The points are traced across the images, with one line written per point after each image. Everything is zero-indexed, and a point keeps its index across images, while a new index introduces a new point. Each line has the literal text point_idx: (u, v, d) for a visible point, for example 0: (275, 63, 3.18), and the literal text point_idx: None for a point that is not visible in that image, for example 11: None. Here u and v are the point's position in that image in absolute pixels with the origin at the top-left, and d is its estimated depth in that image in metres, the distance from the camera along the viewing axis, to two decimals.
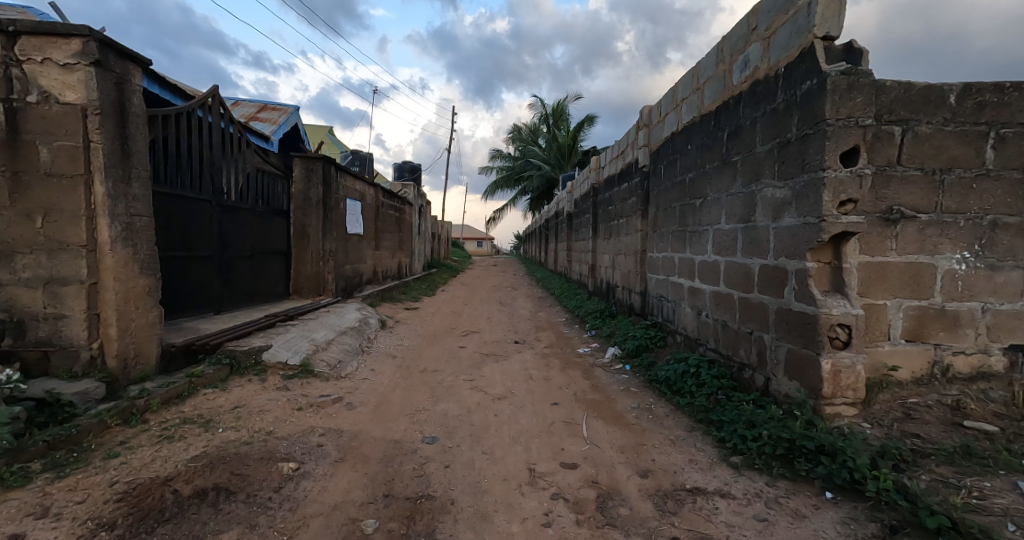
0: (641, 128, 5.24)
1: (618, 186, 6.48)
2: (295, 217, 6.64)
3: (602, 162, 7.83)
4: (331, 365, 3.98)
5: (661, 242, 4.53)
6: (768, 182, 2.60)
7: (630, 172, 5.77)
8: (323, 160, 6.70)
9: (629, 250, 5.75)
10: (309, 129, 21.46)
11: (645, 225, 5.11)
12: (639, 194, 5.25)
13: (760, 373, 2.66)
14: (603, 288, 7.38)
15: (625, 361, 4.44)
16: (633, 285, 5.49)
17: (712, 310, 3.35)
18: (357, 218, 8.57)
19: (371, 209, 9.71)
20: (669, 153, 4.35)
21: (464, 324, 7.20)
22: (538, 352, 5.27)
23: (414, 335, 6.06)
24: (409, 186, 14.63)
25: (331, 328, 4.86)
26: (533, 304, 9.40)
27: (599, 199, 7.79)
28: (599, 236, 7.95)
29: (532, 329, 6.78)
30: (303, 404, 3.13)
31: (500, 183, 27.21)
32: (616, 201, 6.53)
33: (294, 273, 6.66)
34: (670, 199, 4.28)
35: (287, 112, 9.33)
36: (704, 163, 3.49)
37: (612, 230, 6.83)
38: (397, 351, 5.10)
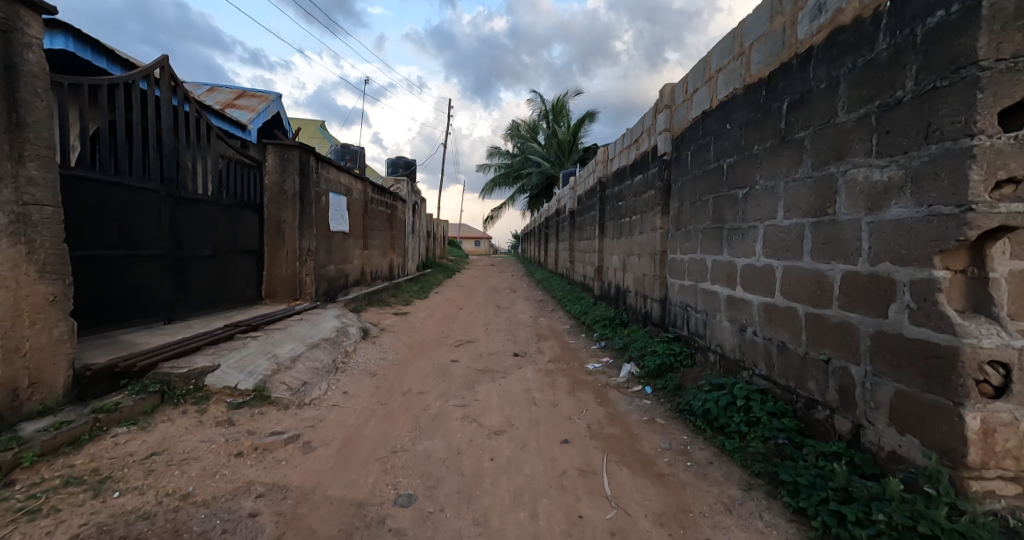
0: (660, 111, 4.58)
1: (630, 180, 5.82)
2: (268, 212, 5.95)
3: (610, 154, 7.17)
4: (293, 389, 3.30)
5: (688, 242, 3.87)
6: (858, 160, 1.95)
7: (646, 163, 5.10)
8: (301, 149, 6.02)
9: (645, 251, 5.09)
10: (300, 123, 20.69)
11: (665, 221, 4.46)
12: (657, 186, 4.59)
13: (845, 417, 2.00)
14: (611, 293, 6.72)
15: (645, 382, 3.78)
16: (649, 290, 4.84)
17: (763, 326, 2.69)
18: (342, 214, 7.89)
19: (359, 205, 9.03)
20: (699, 137, 3.69)
21: (458, 332, 6.54)
22: (541, 368, 4.61)
23: (402, 346, 5.39)
24: (403, 183, 13.94)
25: (301, 341, 4.18)
26: (534, 308, 8.75)
27: (607, 195, 7.14)
28: (606, 235, 7.29)
29: (533, 339, 6.11)
30: (246, 447, 2.44)
31: (498, 181, 26.54)
32: (628, 196, 5.87)
33: (268, 274, 5.97)
34: (701, 191, 3.62)
35: (267, 100, 8.71)
36: (751, 144, 2.83)
37: (623, 228, 6.17)
38: (379, 366, 4.42)
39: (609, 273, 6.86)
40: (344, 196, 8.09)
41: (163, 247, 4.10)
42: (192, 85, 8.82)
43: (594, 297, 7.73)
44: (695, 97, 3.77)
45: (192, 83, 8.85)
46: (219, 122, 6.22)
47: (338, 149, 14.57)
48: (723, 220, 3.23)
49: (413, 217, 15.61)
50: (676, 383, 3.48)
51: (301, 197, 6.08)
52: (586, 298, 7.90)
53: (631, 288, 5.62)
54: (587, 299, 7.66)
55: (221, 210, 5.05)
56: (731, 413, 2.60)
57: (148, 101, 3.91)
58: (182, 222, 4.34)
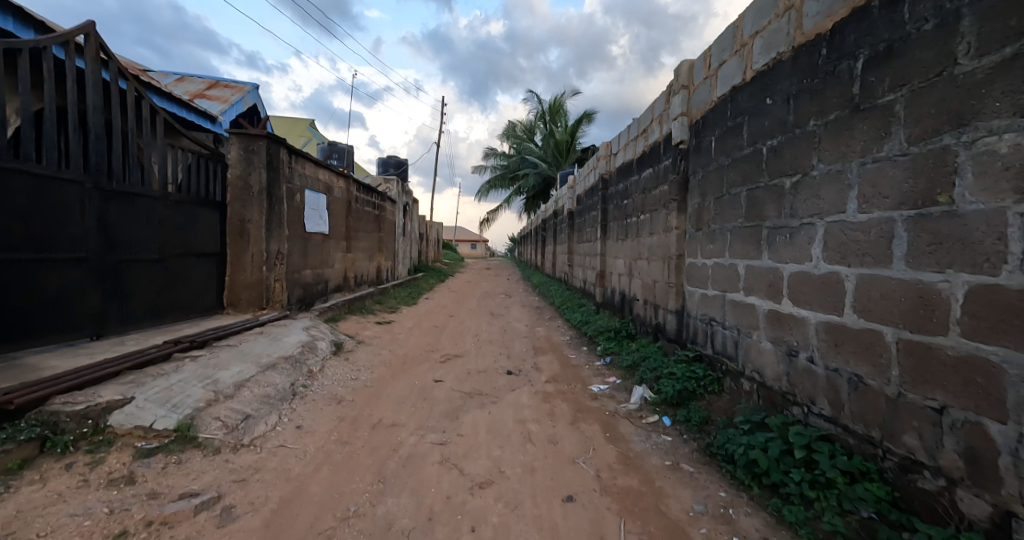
0: (674, 94, 3.99)
1: (638, 175, 5.22)
2: (231, 211, 5.33)
3: (613, 149, 6.58)
4: (230, 425, 2.65)
5: (713, 244, 3.27)
6: (997, 124, 1.38)
7: (658, 155, 4.51)
8: (269, 139, 5.41)
9: (656, 255, 4.50)
10: (288, 122, 20.01)
11: (681, 221, 3.86)
12: (673, 181, 4.00)
13: (982, 497, 1.40)
14: (616, 301, 6.12)
15: (662, 412, 3.17)
16: (662, 300, 4.23)
17: (822, 352, 2.09)
18: (319, 213, 7.27)
19: (341, 205, 8.41)
20: (726, 118, 3.09)
21: (446, 344, 5.91)
22: (537, 391, 3.99)
23: (380, 362, 4.77)
24: (392, 183, 13.32)
25: (254, 361, 3.55)
26: (531, 316, 8.13)
27: (610, 192, 6.55)
28: (609, 238, 6.69)
29: (528, 353, 5.49)
30: (135, 524, 1.79)
31: (494, 182, 25.95)
32: (636, 193, 5.28)
33: (230, 280, 5.33)
34: (730, 182, 3.03)
35: (241, 91, 8.28)
36: (806, 119, 2.23)
37: (629, 229, 5.57)
38: (348, 390, 3.78)
39: (614, 280, 6.27)
40: (323, 194, 7.46)
41: (90, 250, 3.47)
42: (160, 75, 8.18)
43: (596, 305, 7.13)
44: (722, 72, 3.18)
45: (159, 73, 8.21)
46: (179, 110, 5.58)
47: (325, 148, 13.93)
48: (761, 216, 2.63)
49: (404, 219, 14.99)
50: (702, 415, 2.86)
51: (269, 193, 5.46)
52: (586, 306, 7.29)
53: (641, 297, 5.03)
54: (587, 308, 7.06)
55: (170, 207, 4.42)
56: (785, 467, 1.98)
57: (70, 73, 3.28)
58: (116, 220, 3.71)
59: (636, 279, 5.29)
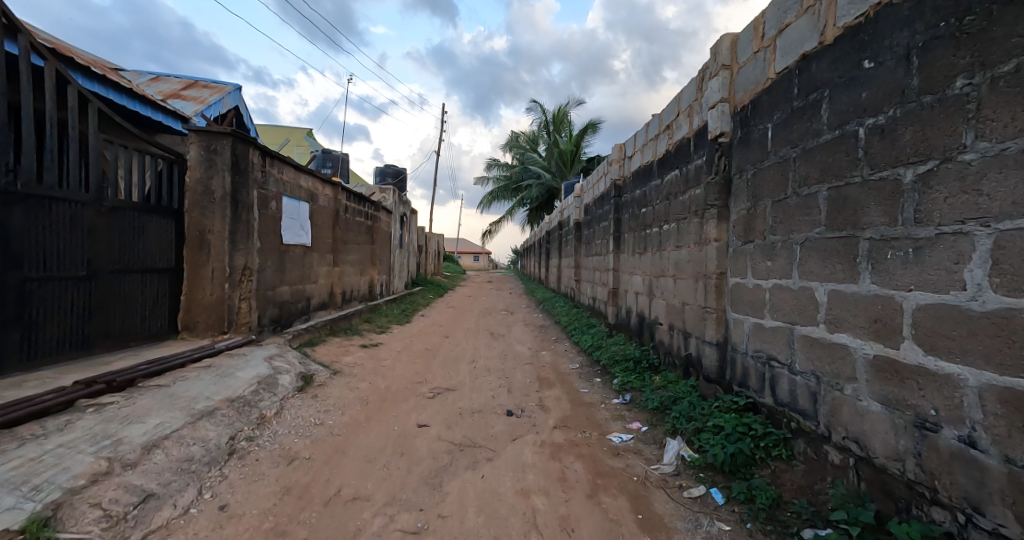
0: (711, 77, 3.30)
1: (663, 178, 4.51)
2: (190, 220, 4.64)
3: (628, 152, 5.89)
4: (115, 515, 1.90)
5: (772, 263, 2.54)
6: None
7: (690, 153, 3.79)
8: (235, 138, 4.74)
9: (689, 272, 3.76)
10: (286, 131, 19.52)
11: (722, 232, 3.13)
12: (710, 184, 3.28)
13: None
14: (634, 324, 5.36)
15: (711, 483, 2.41)
16: (700, 328, 3.48)
17: (994, 434, 1.36)
18: (298, 222, 6.60)
19: (327, 214, 7.73)
20: (791, 98, 2.38)
21: (437, 373, 5.17)
22: (544, 442, 3.23)
23: (356, 400, 4.03)
24: (388, 192, 12.70)
25: (185, 409, 2.81)
26: (534, 338, 7.40)
27: (625, 200, 5.85)
28: (624, 252, 5.96)
29: (531, 387, 4.73)
30: None
31: (497, 194, 25.38)
32: (659, 200, 4.56)
33: (186, 300, 4.62)
34: (798, 180, 2.31)
35: (221, 92, 7.73)
36: (947, 78, 1.52)
37: (649, 242, 4.85)
38: (307, 442, 3.04)
39: (631, 300, 5.54)
40: (304, 202, 6.79)
41: None
42: (132, 75, 7.60)
43: (610, 327, 6.38)
44: (782, 41, 2.48)
45: (132, 72, 7.63)
46: (135, 106, 4.93)
47: (319, 156, 13.32)
48: (856, 224, 1.90)
49: (401, 230, 14.33)
50: (771, 495, 2.09)
51: (234, 199, 4.77)
52: (598, 328, 6.54)
53: (668, 321, 4.29)
54: (599, 331, 6.30)
55: (106, 216, 3.76)
56: None
57: None
58: (19, 229, 3.08)
59: (660, 301, 4.54)
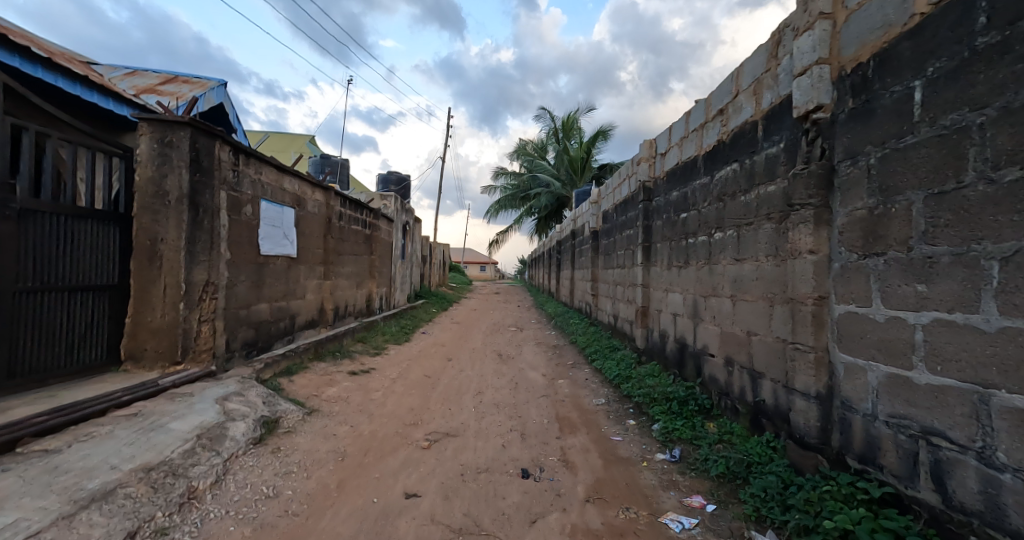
0: (797, 36, 2.48)
1: (714, 176, 3.66)
2: (139, 226, 3.87)
3: (660, 149, 5.09)
4: None
5: (930, 288, 1.67)
6: None
7: (760, 140, 2.95)
8: (195, 128, 3.96)
9: (761, 294, 2.90)
10: (289, 138, 18.99)
11: (819, 241, 2.28)
12: (798, 176, 2.43)
13: None
14: (673, 353, 4.48)
15: None
16: (784, 371, 2.60)
17: None
18: (280, 230, 5.83)
19: (316, 222, 6.98)
20: (976, 29, 1.52)
21: (436, 411, 4.35)
22: (573, 529, 2.36)
23: (330, 452, 3.20)
24: (389, 200, 12.03)
25: (67, 492, 1.98)
26: (549, 363, 6.56)
27: (658, 205, 5.04)
28: (656, 266, 5.11)
29: (549, 432, 3.86)
30: None
31: (504, 203, 24.69)
32: (711, 203, 3.72)
33: (131, 323, 3.83)
34: (992, 160, 1.47)
35: (203, 87, 7.05)
36: None
37: (695, 255, 4.00)
38: (248, 530, 2.20)
39: (668, 324, 4.67)
40: (288, 206, 6.04)
41: None
42: (106, 68, 6.93)
43: (639, 355, 5.50)
44: None
45: (107, 66, 6.95)
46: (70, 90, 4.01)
47: (317, 162, 12.66)
48: None
49: (403, 240, 13.59)
50: None
51: (192, 202, 3.98)
52: (625, 355, 5.68)
53: (724, 354, 3.41)
54: (626, 361, 5.43)
55: (11, 221, 3.01)
56: None
57: None
58: None
59: (710, 328, 3.68)
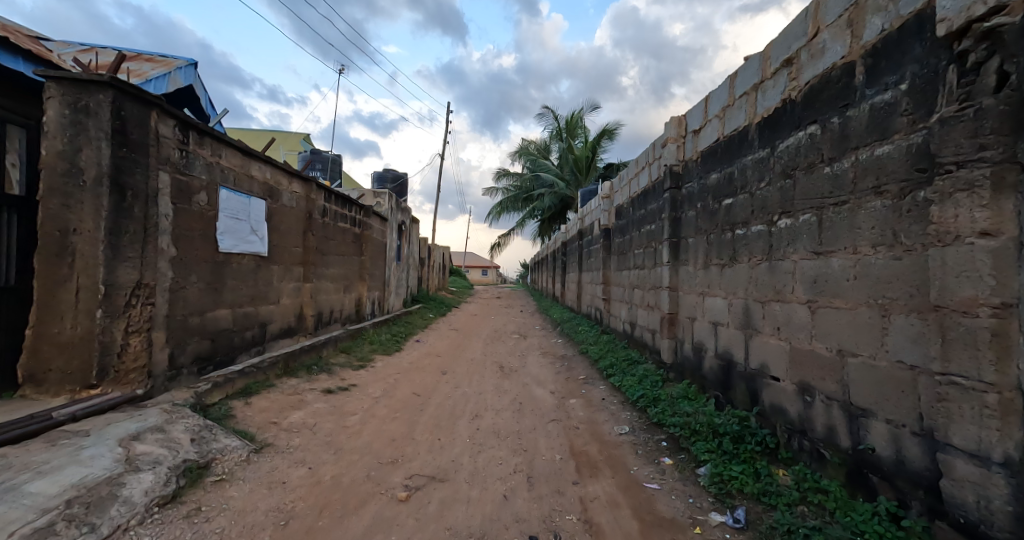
0: None
1: (779, 146, 2.85)
2: (43, 212, 3.06)
3: (694, 126, 4.32)
4: None
5: None
6: None
7: (866, 86, 2.13)
8: (119, 91, 3.17)
9: (866, 298, 2.08)
10: (282, 136, 18.29)
11: (1000, 216, 1.47)
12: (952, 121, 1.61)
13: None
14: (718, 373, 3.65)
15: None
16: (923, 412, 1.77)
17: None
18: (246, 223, 5.07)
19: (293, 216, 6.20)
20: None
21: (422, 445, 3.55)
22: None
23: (273, 510, 2.39)
24: (384, 197, 11.27)
25: None
26: (557, 379, 5.75)
27: (692, 193, 4.26)
28: (690, 265, 4.29)
29: (564, 476, 3.03)
30: None
31: (506, 205, 23.94)
32: (774, 182, 2.90)
33: (31, 335, 3.02)
34: None
35: (168, 66, 6.28)
36: None
37: (750, 249, 3.17)
38: None
39: (709, 337, 3.84)
40: (256, 197, 5.26)
41: None
42: (59, 44, 6.16)
43: (667, 374, 4.67)
44: None
45: (59, 42, 6.18)
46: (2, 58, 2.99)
47: (307, 158, 11.90)
48: None
49: (399, 241, 12.81)
50: None
51: (117, 184, 3.18)
52: (649, 373, 4.84)
53: (799, 379, 2.58)
54: (651, 379, 4.60)
55: None
56: None
57: None
58: None
59: (774, 343, 2.85)
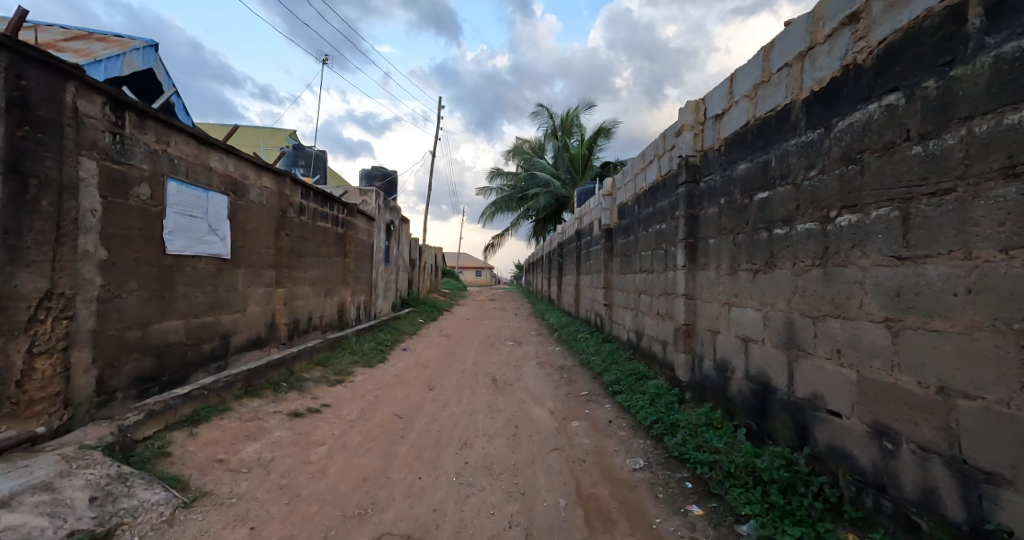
0: None
1: (838, 125, 2.30)
2: None
3: (715, 110, 3.77)
4: None
5: None
6: None
7: (986, 32, 1.57)
8: (20, 55, 2.62)
9: (992, 321, 1.54)
10: (268, 132, 17.58)
11: None
12: None
13: None
14: (750, 399, 3.09)
15: None
16: None
17: None
18: (203, 221, 4.47)
19: (260, 214, 5.58)
20: None
21: (398, 487, 2.97)
22: None
23: None
24: (371, 195, 10.66)
25: None
26: (557, 398, 5.19)
27: (716, 187, 3.71)
28: (712, 270, 3.74)
29: (572, 534, 2.45)
30: None
31: (501, 205, 23.37)
32: (831, 170, 2.34)
33: None
34: None
35: (121, 46, 5.64)
36: None
37: (797, 252, 2.62)
38: None
39: (739, 355, 3.29)
40: (215, 191, 4.66)
41: None
42: None
43: (684, 396, 4.11)
44: None
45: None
46: None
47: (290, 153, 11.26)
48: None
49: (387, 242, 12.20)
50: None
51: (15, 169, 2.64)
52: (664, 393, 4.28)
53: (872, 418, 2.02)
54: (666, 402, 4.04)
55: None
56: None
57: None
58: None
59: (834, 369, 2.29)
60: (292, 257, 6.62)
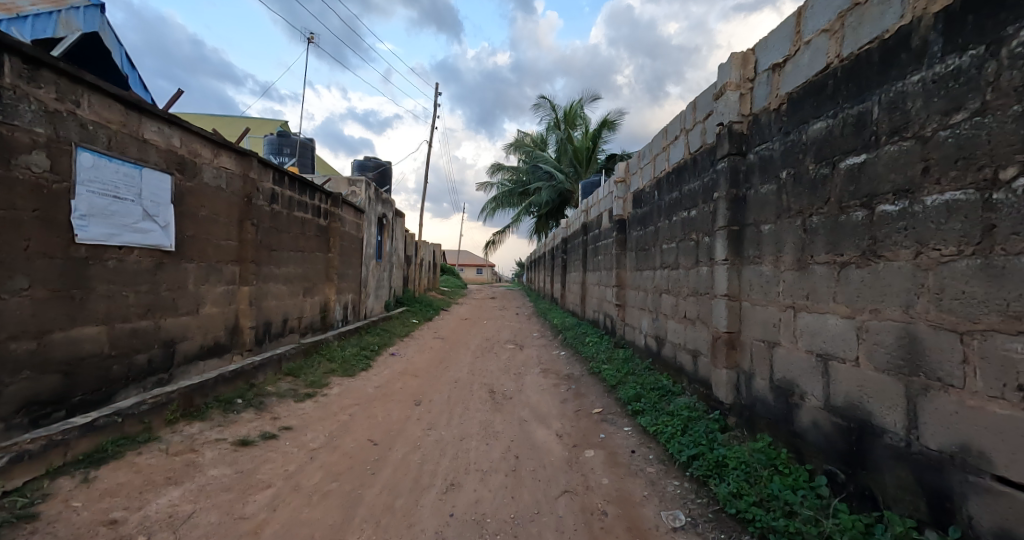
0: None
1: (1018, 37, 1.48)
2: None
3: (772, 59, 2.96)
4: None
5: None
6: None
7: None
8: None
9: None
10: (257, 122, 16.77)
11: None
12: None
13: None
14: (835, 440, 2.29)
15: None
16: None
17: None
18: (136, 204, 3.66)
19: (216, 199, 4.78)
20: None
21: None
22: None
23: None
24: (360, 185, 9.88)
25: None
26: (565, 418, 4.41)
27: (773, 159, 2.92)
28: (768, 266, 2.95)
29: None
30: None
31: (501, 200, 22.59)
32: (1000, 106, 1.53)
33: None
34: None
35: (57, 3, 4.82)
36: None
37: (924, 235, 1.81)
38: None
39: (811, 377, 2.48)
40: (153, 167, 3.85)
41: None
42: None
43: (727, 423, 3.31)
44: None
45: None
46: None
47: (274, 141, 10.47)
48: None
49: (380, 237, 11.42)
50: None
51: None
52: (701, 419, 3.48)
53: None
54: (706, 432, 3.25)
55: None
56: None
57: None
58: None
59: (1010, 414, 1.48)
60: (262, 251, 5.82)
